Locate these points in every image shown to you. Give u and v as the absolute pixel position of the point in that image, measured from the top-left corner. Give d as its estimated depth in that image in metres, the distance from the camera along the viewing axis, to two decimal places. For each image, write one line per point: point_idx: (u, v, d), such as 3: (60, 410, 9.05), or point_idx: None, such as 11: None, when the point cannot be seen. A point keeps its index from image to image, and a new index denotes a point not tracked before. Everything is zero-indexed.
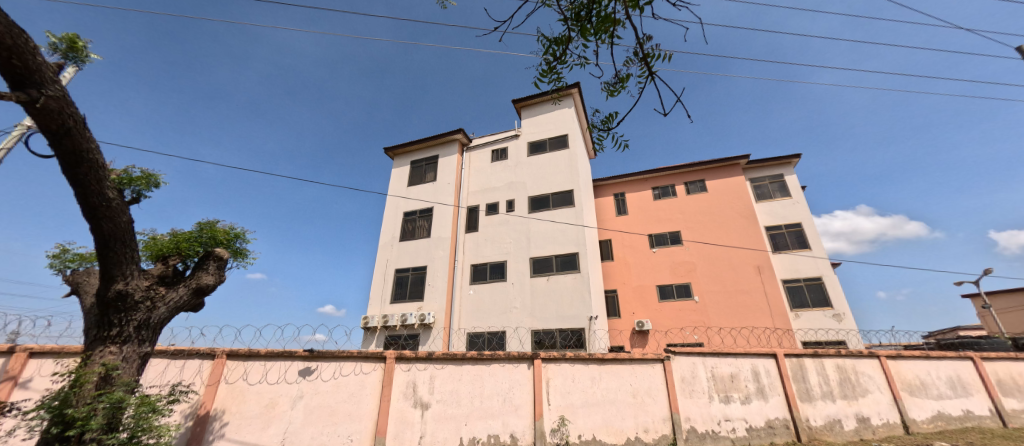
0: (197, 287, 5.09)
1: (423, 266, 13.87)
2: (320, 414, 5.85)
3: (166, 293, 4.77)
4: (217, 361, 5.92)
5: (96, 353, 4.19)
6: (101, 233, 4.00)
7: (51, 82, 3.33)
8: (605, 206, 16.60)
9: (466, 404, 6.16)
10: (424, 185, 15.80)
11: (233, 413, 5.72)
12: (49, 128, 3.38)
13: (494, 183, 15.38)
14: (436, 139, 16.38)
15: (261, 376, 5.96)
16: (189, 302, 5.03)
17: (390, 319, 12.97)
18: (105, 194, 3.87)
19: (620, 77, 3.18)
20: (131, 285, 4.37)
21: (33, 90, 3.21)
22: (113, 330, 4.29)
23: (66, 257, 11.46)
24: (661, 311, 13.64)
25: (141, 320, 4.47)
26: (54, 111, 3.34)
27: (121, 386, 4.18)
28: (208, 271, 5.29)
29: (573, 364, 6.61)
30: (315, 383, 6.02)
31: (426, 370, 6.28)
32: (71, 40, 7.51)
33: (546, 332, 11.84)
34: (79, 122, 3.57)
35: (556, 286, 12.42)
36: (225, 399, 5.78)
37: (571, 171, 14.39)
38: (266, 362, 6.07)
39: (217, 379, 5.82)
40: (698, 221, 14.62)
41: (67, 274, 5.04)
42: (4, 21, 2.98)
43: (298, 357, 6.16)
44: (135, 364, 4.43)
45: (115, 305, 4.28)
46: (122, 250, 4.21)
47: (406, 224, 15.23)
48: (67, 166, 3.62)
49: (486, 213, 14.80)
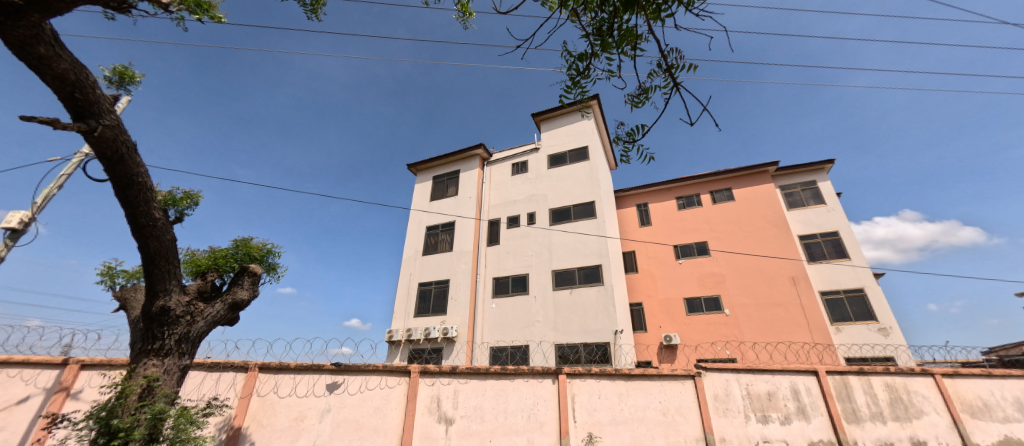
0: (232, 301, 5.31)
1: (446, 279, 13.99)
2: (347, 427, 5.91)
3: (204, 309, 5.00)
4: (249, 374, 6.11)
5: (140, 365, 4.41)
6: (148, 251, 4.26)
7: (108, 113, 3.60)
8: (628, 217, 16.38)
9: (491, 419, 6.09)
10: (447, 199, 16.02)
11: (263, 426, 5.84)
12: (105, 155, 3.66)
13: (515, 196, 15.45)
14: (458, 154, 16.65)
15: (291, 389, 6.11)
16: (225, 317, 5.25)
17: (414, 332, 13.06)
18: (152, 215, 4.13)
19: (644, 88, 3.17)
20: (172, 301, 4.60)
21: (92, 119, 3.49)
22: (156, 344, 4.51)
23: (116, 276, 12.16)
24: (689, 325, 13.15)
25: (182, 334, 4.69)
26: (109, 139, 3.61)
27: (161, 398, 4.35)
28: (243, 286, 5.53)
29: (599, 380, 6.43)
30: (342, 397, 6.11)
31: (450, 384, 6.28)
32: (121, 72, 8.07)
33: (570, 346, 11.63)
34: (131, 148, 3.84)
35: (579, 299, 12.25)
36: (257, 412, 5.92)
37: (591, 183, 14.27)
38: (295, 375, 6.23)
39: (250, 392, 6.00)
40: (726, 231, 14.16)
41: (116, 289, 5.35)
42: (69, 59, 3.27)
43: (326, 370, 6.30)
44: (175, 377, 4.63)
45: (158, 319, 4.52)
46: (167, 266, 4.46)
47: (429, 237, 15.47)
48: (119, 189, 3.89)
49: (507, 225, 14.84)
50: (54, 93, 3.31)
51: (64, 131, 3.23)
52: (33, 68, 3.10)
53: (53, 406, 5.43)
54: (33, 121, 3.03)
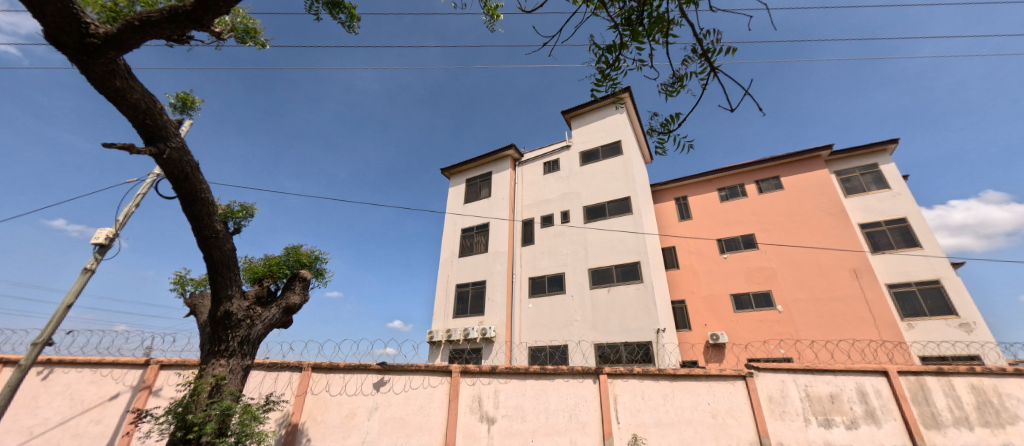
0: (286, 306, 5.60)
1: (482, 280, 14.11)
2: (393, 425, 6.08)
3: (262, 312, 5.29)
4: (304, 374, 6.43)
5: (209, 366, 4.75)
6: (212, 260, 4.58)
7: (174, 136, 3.91)
8: (666, 211, 15.82)
9: (532, 419, 6.04)
10: (480, 201, 16.17)
11: (318, 423, 6.11)
12: (173, 174, 3.98)
13: (548, 195, 15.32)
14: (489, 156, 16.77)
15: (341, 388, 6.37)
16: (281, 320, 5.55)
17: (453, 333, 13.27)
18: (214, 227, 4.43)
19: (678, 76, 3.01)
20: (234, 305, 4.92)
21: (161, 142, 3.79)
22: (222, 345, 4.84)
23: (185, 284, 13.26)
24: (738, 322, 12.47)
25: (244, 336, 5.00)
26: (176, 160, 3.92)
27: (228, 395, 4.65)
28: (295, 291, 5.83)
29: (642, 381, 6.20)
30: (387, 395, 6.29)
31: (490, 384, 6.30)
32: (184, 98, 8.79)
33: (610, 346, 11.35)
34: (195, 167, 4.14)
35: (618, 298, 11.93)
36: (311, 409, 6.20)
37: (626, 178, 13.88)
38: (345, 374, 6.48)
39: (305, 390, 6.31)
40: (775, 223, 13.30)
41: (186, 296, 5.82)
42: (140, 89, 3.57)
43: (372, 369, 6.52)
44: (240, 376, 4.94)
45: (223, 323, 4.85)
46: (228, 273, 4.78)
47: (464, 240, 15.68)
48: (186, 205, 4.21)
49: (541, 225, 14.75)
50: (129, 121, 3.63)
51: (137, 155, 3.53)
52: (110, 100, 3.40)
53: (139, 402, 5.99)
54: (113, 148, 3.35)
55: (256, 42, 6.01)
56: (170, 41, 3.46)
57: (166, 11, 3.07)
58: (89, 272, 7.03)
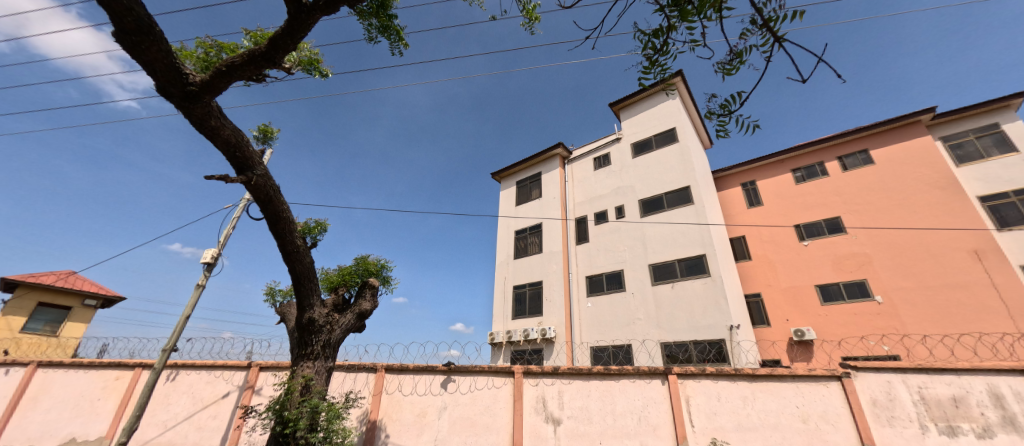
0: (359, 312, 5.98)
1: (539, 281, 14.05)
2: (462, 424, 6.22)
3: (339, 318, 5.70)
4: (378, 374, 6.81)
5: (299, 367, 5.21)
6: (295, 272, 5.03)
7: (259, 164, 4.34)
8: (732, 199, 14.67)
9: (599, 421, 5.85)
10: (532, 202, 16.14)
11: (393, 420, 6.44)
12: (260, 198, 4.44)
13: (601, 191, 14.89)
14: (538, 156, 16.70)
15: (412, 388, 6.65)
16: (355, 325, 5.94)
17: (513, 334, 13.33)
18: (296, 243, 4.87)
19: (736, 52, 2.72)
20: (316, 313, 5.34)
21: (247, 170, 4.24)
22: (308, 349, 5.28)
23: (275, 295, 14.74)
24: (827, 316, 11.18)
25: (326, 341, 5.41)
26: (261, 186, 4.36)
27: (316, 394, 5.06)
28: (366, 298, 6.21)
29: (717, 381, 5.74)
30: (454, 395, 6.46)
31: (553, 385, 6.22)
32: (265, 129, 9.77)
33: (678, 344, 10.71)
34: (278, 191, 4.57)
35: (683, 294, 11.24)
36: (387, 408, 6.54)
37: (684, 166, 13.07)
38: (415, 375, 6.77)
39: (380, 390, 6.68)
40: (866, 203, 11.76)
41: (276, 305, 6.46)
42: (230, 125, 4.01)
43: (439, 370, 6.73)
44: (325, 377, 5.36)
45: (308, 328, 5.29)
46: (309, 284, 5.21)
47: (519, 241, 15.74)
48: (272, 225, 4.68)
49: (595, 222, 14.37)
50: (223, 154, 4.10)
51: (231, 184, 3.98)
52: (206, 138, 3.87)
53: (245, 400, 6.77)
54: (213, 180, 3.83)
55: (320, 71, 6.57)
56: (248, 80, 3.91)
57: (246, 55, 3.52)
58: (199, 288, 8.06)
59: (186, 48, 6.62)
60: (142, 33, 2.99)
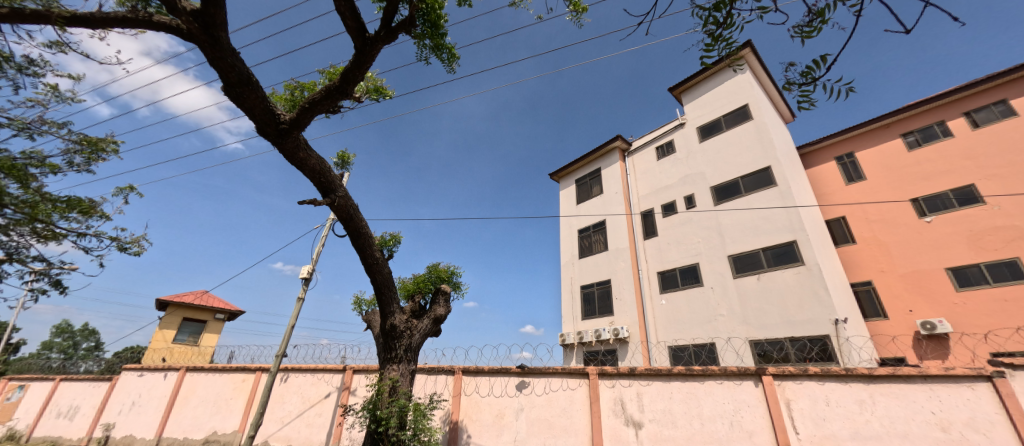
0: (435, 317, 6.27)
1: (607, 279, 13.56)
2: (541, 426, 6.16)
3: (418, 324, 6.02)
4: (455, 377, 7.04)
5: (386, 370, 5.60)
6: (377, 282, 5.66)
7: (339, 188, 5.32)
8: (826, 176, 12.93)
9: (684, 425, 5.41)
10: (593, 199, 15.68)
11: (473, 421, 6.58)
12: (341, 216, 5.38)
13: (666, 181, 14.00)
14: (596, 152, 16.21)
15: (489, 389, 6.77)
16: (433, 330, 6.22)
17: (585, 335, 12.99)
18: (374, 254, 5.61)
19: (816, 11, 2.33)
20: (397, 318, 5.73)
21: (330, 192, 5.23)
22: (393, 353, 5.68)
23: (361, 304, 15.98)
24: (966, 305, 9.28)
25: (407, 344, 5.77)
26: (341, 205, 5.29)
27: (403, 394, 5.38)
28: (440, 304, 6.50)
29: (822, 383, 5.01)
30: (531, 397, 6.44)
31: (632, 386, 5.90)
32: (342, 155, 10.66)
33: (772, 342, 9.62)
34: (355, 210, 5.47)
35: (773, 286, 10.11)
36: (466, 409, 6.71)
37: (762, 145, 11.79)
38: (490, 377, 6.88)
39: (458, 391, 6.89)
40: (1012, 163, 9.53)
41: (362, 313, 6.98)
42: (316, 156, 5.09)
43: (513, 372, 6.76)
44: (409, 379, 5.67)
45: (391, 334, 5.71)
46: (389, 292, 5.71)
47: (582, 240, 15.36)
48: (354, 239, 5.57)
49: (663, 214, 13.52)
50: (312, 181, 5.17)
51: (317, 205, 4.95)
52: (297, 168, 5.01)
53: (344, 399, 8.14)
54: (304, 204, 4.95)
55: (384, 98, 7.17)
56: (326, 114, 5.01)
57: (324, 92, 4.60)
58: (299, 301, 9.00)
59: (275, 91, 7.55)
60: (242, 84, 4.22)
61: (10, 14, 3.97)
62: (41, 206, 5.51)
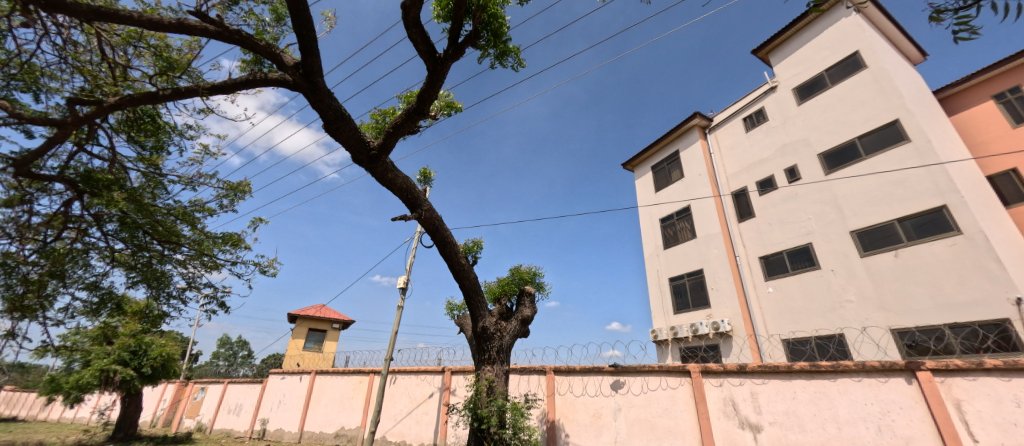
0: (523, 318, 6.38)
1: (698, 269, 12.39)
2: (642, 427, 5.90)
3: (507, 325, 6.24)
4: (548, 377, 7.22)
5: (482, 371, 5.88)
6: (465, 287, 6.03)
7: (423, 202, 5.67)
8: (982, 120, 10.24)
9: (815, 430, 4.60)
10: (674, 185, 14.44)
11: (571, 421, 6.66)
12: (428, 228, 5.77)
13: (760, 154, 12.32)
14: (671, 134, 14.93)
15: (583, 389, 6.76)
16: (521, 331, 6.37)
17: (679, 330, 11.97)
18: (459, 261, 5.95)
19: None
20: (487, 321, 6.00)
21: (416, 207, 5.61)
22: (487, 354, 5.94)
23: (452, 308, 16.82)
24: None
25: (499, 346, 5.99)
26: (427, 219, 5.69)
27: (500, 394, 5.60)
28: (526, 304, 6.61)
29: (1008, 379, 3.78)
30: (628, 397, 6.21)
31: (743, 385, 5.25)
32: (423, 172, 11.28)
33: (924, 330, 7.85)
34: (439, 222, 5.85)
35: (917, 262, 8.27)
36: (562, 409, 6.83)
37: (884, 95, 9.75)
38: (583, 376, 6.86)
39: (553, 391, 7.05)
40: None
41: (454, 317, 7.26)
42: (401, 175, 5.44)
43: (606, 371, 6.62)
44: (504, 379, 5.88)
45: (483, 336, 5.98)
46: (477, 296, 6.03)
47: (666, 229, 14.27)
48: (441, 248, 5.92)
49: (760, 192, 11.92)
50: (400, 198, 5.55)
51: (407, 220, 5.36)
52: (387, 189, 5.37)
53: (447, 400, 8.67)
54: (396, 220, 5.36)
55: (457, 111, 7.39)
56: (407, 136, 5.29)
57: (405, 114, 4.85)
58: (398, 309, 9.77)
59: (365, 122, 8.30)
60: (338, 120, 4.60)
61: (171, 94, 4.58)
62: (207, 244, 6.76)
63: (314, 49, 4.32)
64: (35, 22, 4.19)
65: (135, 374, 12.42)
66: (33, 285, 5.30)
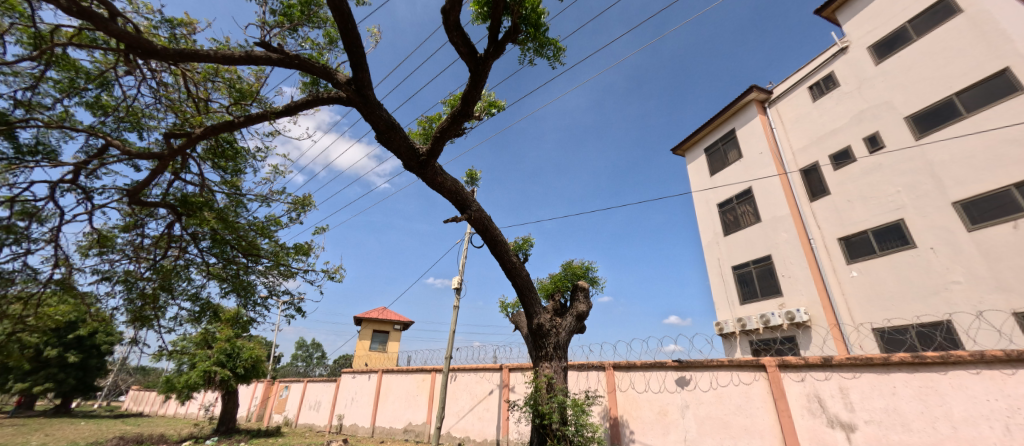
0: (577, 313, 6.27)
1: (766, 256, 11.36)
2: (714, 425, 5.49)
3: (562, 322, 6.10)
4: (608, 373, 7.00)
5: (540, 367, 5.78)
6: (517, 285, 5.97)
7: (472, 203, 5.68)
8: None
9: (922, 431, 3.97)
10: (731, 167, 13.30)
11: (635, 418, 6.39)
12: (478, 228, 5.77)
13: (833, 123, 10.97)
14: (725, 112, 13.74)
15: (645, 385, 6.45)
16: (577, 326, 6.23)
17: (747, 322, 11.08)
18: (511, 259, 5.90)
19: None
20: (542, 318, 5.90)
21: (465, 208, 5.64)
22: (544, 351, 5.83)
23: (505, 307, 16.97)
24: None
25: (556, 342, 5.87)
26: (477, 219, 5.70)
27: (560, 391, 5.48)
28: (580, 300, 6.46)
29: None
30: (695, 393, 5.82)
31: (829, 380, 4.70)
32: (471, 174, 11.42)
33: None
34: (489, 221, 5.83)
35: None
36: (625, 406, 6.58)
37: (987, 41, 8.32)
38: (645, 372, 6.54)
39: (613, 388, 6.82)
40: None
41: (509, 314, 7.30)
42: (449, 178, 5.49)
43: (669, 367, 6.25)
44: (563, 375, 5.74)
45: (538, 333, 5.87)
46: (531, 293, 5.95)
47: (725, 214, 13.24)
48: (492, 247, 5.90)
49: (834, 166, 10.64)
50: (449, 200, 5.59)
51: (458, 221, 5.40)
52: (437, 192, 5.43)
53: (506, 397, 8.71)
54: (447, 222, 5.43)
55: (499, 110, 7.36)
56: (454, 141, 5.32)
57: (451, 119, 4.86)
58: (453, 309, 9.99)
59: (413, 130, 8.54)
60: (389, 129, 4.73)
61: (245, 121, 4.88)
62: (282, 254, 7.27)
63: (363, 64, 4.42)
64: (134, 70, 4.68)
65: (232, 374, 13.83)
66: (148, 298, 5.91)
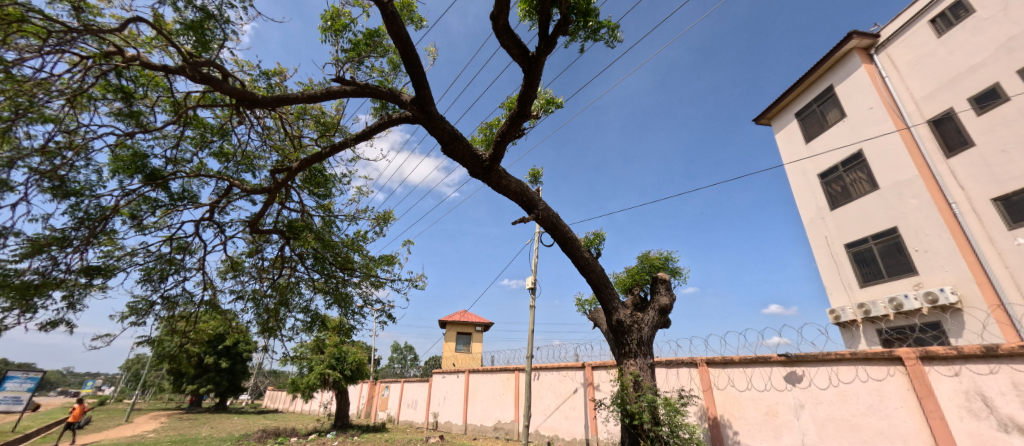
0: (660, 307, 5.82)
1: (891, 229, 9.61)
2: (838, 428, 4.73)
3: (644, 317, 5.73)
4: (701, 369, 6.43)
5: (624, 365, 5.48)
6: (592, 281, 5.73)
7: (538, 202, 5.60)
8: None
9: None
10: (832, 129, 11.49)
11: (738, 418, 5.77)
12: (546, 226, 5.66)
13: (970, 59, 8.93)
14: (819, 68, 11.90)
15: (747, 383, 5.79)
16: (661, 321, 5.80)
17: (871, 307, 9.47)
18: (582, 254, 5.70)
19: None
20: (621, 313, 5.61)
21: (532, 208, 5.58)
22: (626, 348, 5.52)
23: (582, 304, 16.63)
24: None
25: (639, 338, 5.52)
26: (545, 217, 5.59)
27: (649, 389, 5.14)
28: (662, 292, 6.01)
29: None
30: (811, 391, 5.07)
31: (996, 374, 3.74)
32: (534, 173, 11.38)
33: None
34: (556, 218, 5.70)
35: None
36: (724, 405, 5.98)
37: None
38: (745, 368, 5.88)
39: (709, 385, 6.24)
40: None
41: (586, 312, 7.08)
42: (513, 180, 5.46)
43: (775, 361, 5.54)
44: (650, 373, 5.37)
45: (619, 329, 5.58)
46: (607, 288, 5.67)
47: (830, 185, 11.49)
48: (562, 244, 5.75)
49: (977, 111, 8.64)
50: (516, 201, 5.57)
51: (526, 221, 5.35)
52: (503, 195, 5.44)
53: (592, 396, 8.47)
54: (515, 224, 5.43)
55: (558, 105, 7.19)
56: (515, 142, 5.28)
57: (509, 122, 4.82)
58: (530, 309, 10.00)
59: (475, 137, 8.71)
60: (452, 139, 4.85)
61: (330, 150, 5.36)
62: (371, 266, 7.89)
63: (424, 81, 4.56)
64: (246, 120, 5.38)
65: (341, 376, 15.41)
66: (271, 312, 6.76)
